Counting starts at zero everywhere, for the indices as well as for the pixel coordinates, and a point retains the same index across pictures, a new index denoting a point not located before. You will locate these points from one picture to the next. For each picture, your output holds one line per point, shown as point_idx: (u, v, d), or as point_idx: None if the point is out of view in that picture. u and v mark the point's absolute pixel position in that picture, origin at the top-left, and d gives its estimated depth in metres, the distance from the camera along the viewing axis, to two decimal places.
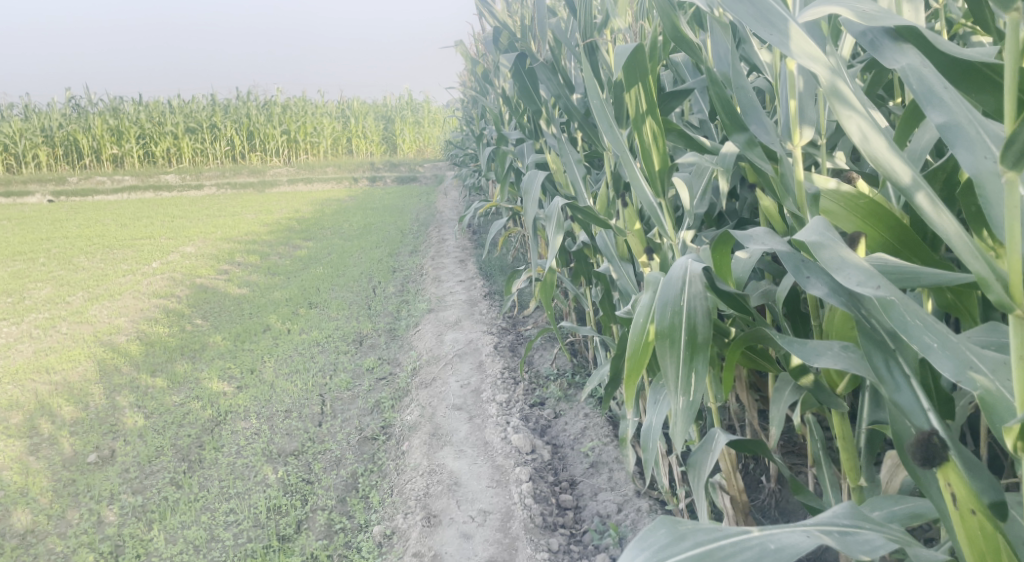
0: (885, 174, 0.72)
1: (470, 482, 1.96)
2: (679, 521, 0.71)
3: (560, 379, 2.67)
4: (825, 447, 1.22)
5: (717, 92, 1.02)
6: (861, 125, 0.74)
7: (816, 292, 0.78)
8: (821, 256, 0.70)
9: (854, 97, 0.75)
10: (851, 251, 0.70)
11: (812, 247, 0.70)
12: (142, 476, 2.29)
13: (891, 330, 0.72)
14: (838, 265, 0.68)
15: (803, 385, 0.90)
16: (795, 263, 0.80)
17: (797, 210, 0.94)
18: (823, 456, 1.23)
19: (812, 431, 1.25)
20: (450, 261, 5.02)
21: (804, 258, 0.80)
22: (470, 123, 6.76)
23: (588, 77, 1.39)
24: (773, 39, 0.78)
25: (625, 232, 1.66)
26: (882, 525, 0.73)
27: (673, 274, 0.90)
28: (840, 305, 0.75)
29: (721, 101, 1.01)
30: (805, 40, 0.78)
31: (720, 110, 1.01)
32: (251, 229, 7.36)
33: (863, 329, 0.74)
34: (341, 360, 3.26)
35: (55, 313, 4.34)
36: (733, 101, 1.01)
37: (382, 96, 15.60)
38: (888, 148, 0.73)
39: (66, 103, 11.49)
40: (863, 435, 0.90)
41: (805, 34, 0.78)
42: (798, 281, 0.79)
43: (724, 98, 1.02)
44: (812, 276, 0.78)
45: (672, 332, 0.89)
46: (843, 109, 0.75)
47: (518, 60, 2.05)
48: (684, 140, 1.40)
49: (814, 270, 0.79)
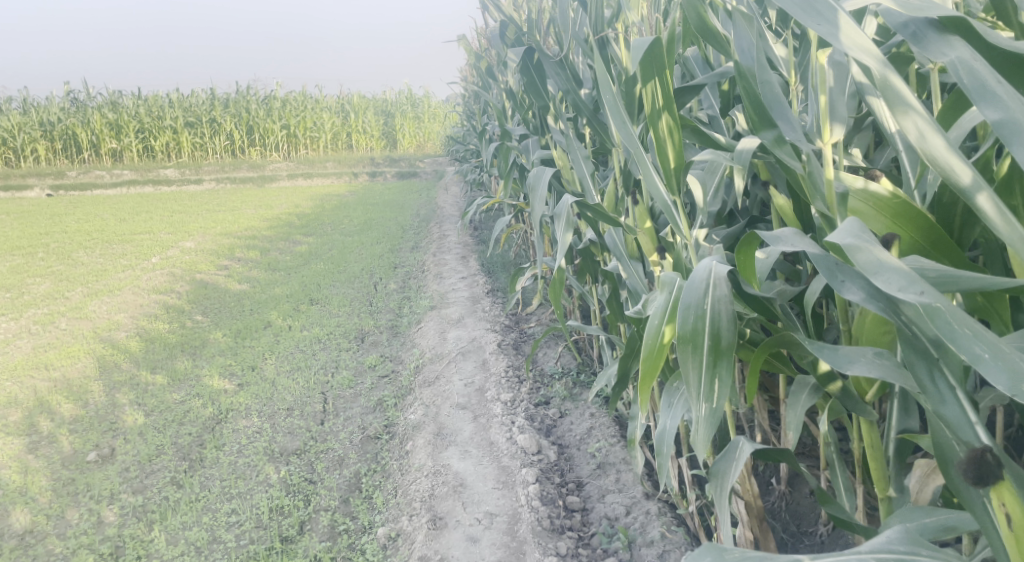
0: (945, 174, 0.69)
1: (476, 484, 1.93)
2: (725, 550, 0.74)
3: (565, 378, 2.64)
4: (838, 449, 1.23)
5: (744, 86, 1.00)
6: (917, 122, 0.72)
7: (853, 297, 0.75)
8: (858, 260, 0.66)
9: (909, 95, 0.73)
10: (890, 254, 0.67)
11: (849, 250, 0.67)
12: (143, 475, 2.26)
13: (935, 337, 0.70)
14: (878, 269, 0.65)
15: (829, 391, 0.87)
16: (829, 266, 0.77)
17: (826, 209, 0.91)
18: (836, 458, 1.23)
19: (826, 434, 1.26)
20: (452, 257, 4.99)
21: (839, 262, 0.78)
22: (471, 119, 6.72)
23: (600, 72, 1.35)
24: (822, 28, 0.76)
25: (636, 229, 1.64)
26: (939, 550, 0.71)
27: (697, 278, 0.86)
28: (882, 311, 0.72)
29: (749, 95, 0.99)
30: (854, 31, 0.77)
31: (748, 105, 0.99)
32: (251, 224, 7.32)
33: (905, 336, 0.72)
34: (343, 357, 3.23)
35: (54, 308, 4.31)
36: (761, 95, 0.98)
37: (382, 90, 15.54)
38: (947, 146, 0.70)
39: (65, 97, 11.44)
40: (892, 443, 0.86)
41: (853, 25, 0.77)
42: (833, 285, 0.76)
43: (752, 92, 0.99)
44: (847, 280, 0.76)
45: (694, 337, 0.85)
46: (899, 106, 0.73)
47: (525, 53, 2.02)
48: (699, 137, 1.37)
49: (849, 274, 0.76)
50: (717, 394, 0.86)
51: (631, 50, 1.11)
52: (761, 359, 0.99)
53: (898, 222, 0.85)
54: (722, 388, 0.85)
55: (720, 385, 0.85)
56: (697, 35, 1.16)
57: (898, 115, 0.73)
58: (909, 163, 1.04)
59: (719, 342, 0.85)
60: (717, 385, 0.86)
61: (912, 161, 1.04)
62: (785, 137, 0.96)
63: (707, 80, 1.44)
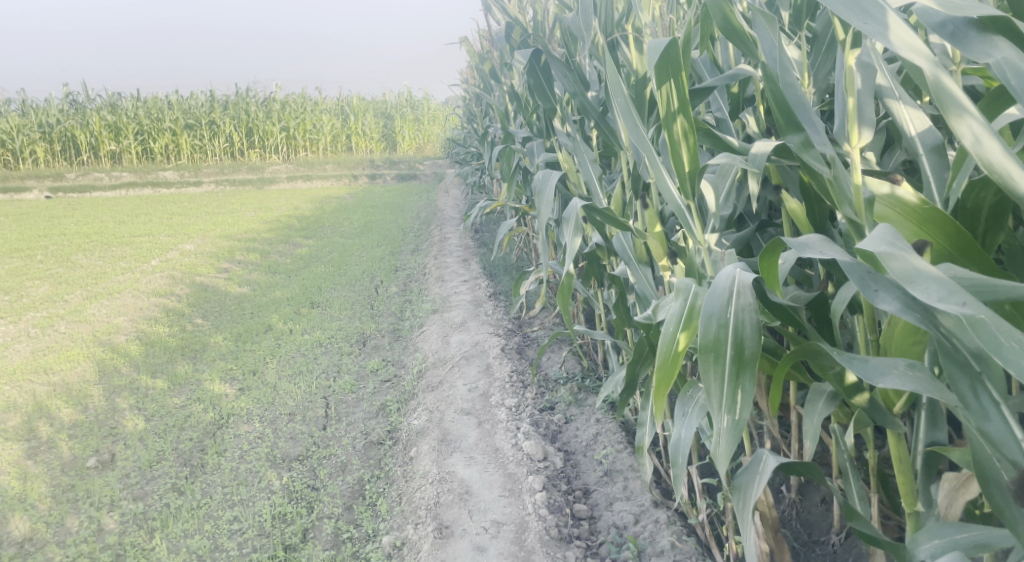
0: (1003, 180, 0.73)
1: (482, 491, 1.91)
2: None
3: (570, 383, 2.62)
4: (853, 456, 1.24)
5: (770, 88, 0.98)
6: (972, 127, 0.75)
7: (887, 307, 0.76)
8: (893, 268, 0.66)
9: (963, 99, 0.77)
10: (924, 262, 0.66)
11: (883, 258, 0.67)
12: (143, 482, 2.23)
13: (976, 351, 0.72)
14: (914, 278, 0.65)
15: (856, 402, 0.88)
16: (862, 275, 0.78)
17: (854, 214, 0.90)
18: (850, 466, 1.24)
19: (838, 441, 1.28)
20: (453, 260, 4.96)
21: (871, 271, 0.78)
22: (472, 121, 6.70)
23: (610, 75, 1.33)
24: (869, 28, 0.77)
25: (645, 234, 1.61)
26: None
27: (720, 285, 0.86)
28: (917, 322, 0.73)
29: (775, 98, 0.98)
30: (901, 32, 0.79)
31: (774, 108, 0.98)
32: (251, 227, 7.29)
33: (947, 351, 0.75)
34: (344, 361, 3.20)
35: (54, 312, 4.28)
36: (788, 98, 0.98)
37: (382, 92, 15.52)
38: (1003, 152, 0.74)
39: (64, 98, 11.41)
40: (919, 458, 0.87)
41: (901, 25, 0.79)
42: (866, 295, 0.77)
43: (778, 94, 0.98)
44: (881, 289, 0.76)
45: (717, 347, 0.85)
46: (953, 110, 0.76)
47: (533, 55, 2.01)
48: (711, 140, 1.35)
49: (883, 284, 0.76)
50: (740, 406, 0.84)
51: (647, 52, 1.11)
52: (786, 369, 0.99)
53: (923, 229, 0.83)
54: (745, 400, 0.83)
55: (744, 397, 0.84)
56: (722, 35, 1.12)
57: (953, 118, 0.76)
58: (931, 168, 1.02)
59: (743, 352, 0.84)
60: (740, 398, 0.84)
61: (933, 165, 1.01)
62: (812, 140, 0.96)
63: (717, 82, 1.44)
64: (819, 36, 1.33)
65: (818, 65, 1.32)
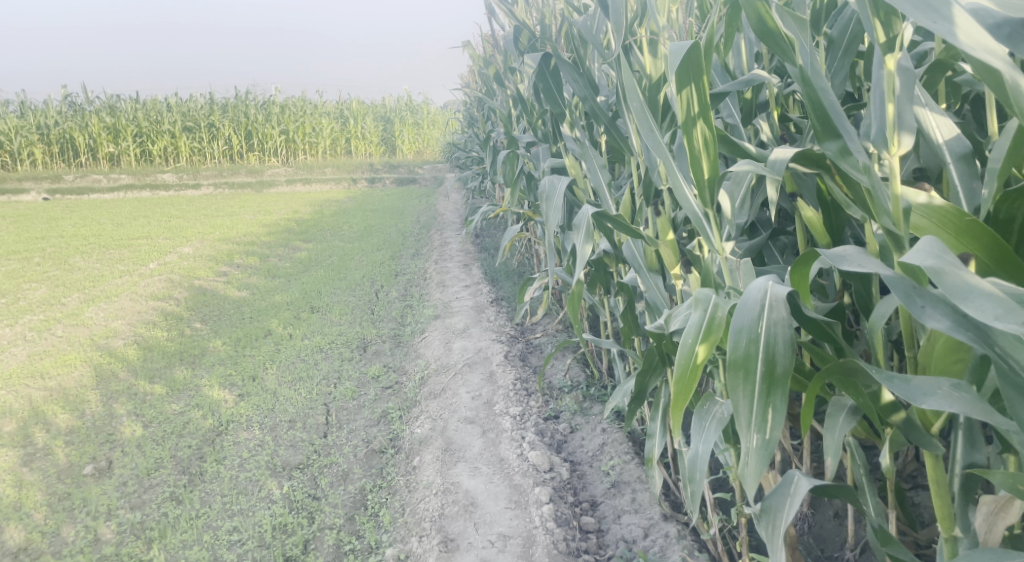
0: None
1: (487, 503, 1.87)
2: None
3: (574, 391, 2.58)
4: (867, 469, 1.20)
5: (807, 92, 0.98)
6: None
7: (936, 324, 0.76)
8: (945, 283, 0.67)
9: None
10: (976, 276, 0.68)
11: (932, 272, 0.68)
12: (141, 490, 2.19)
13: None
14: (965, 294, 0.67)
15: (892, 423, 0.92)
16: (907, 290, 0.78)
17: (892, 225, 0.87)
18: (866, 480, 1.20)
19: (853, 454, 1.25)
20: (454, 266, 4.93)
21: (915, 285, 0.78)
22: (473, 126, 6.68)
23: (626, 79, 1.30)
24: (940, 27, 0.73)
25: (657, 242, 1.58)
26: None
27: (752, 298, 0.87)
28: (966, 340, 0.74)
29: (813, 103, 0.97)
30: (973, 30, 0.73)
31: (812, 114, 0.98)
32: (250, 230, 7.26)
33: (1002, 370, 0.73)
34: (345, 367, 3.16)
35: (50, 315, 4.23)
36: (825, 104, 0.97)
37: (382, 96, 15.51)
38: None
39: (62, 100, 11.38)
40: (957, 480, 0.87)
41: (972, 24, 0.74)
42: (913, 313, 0.77)
43: (815, 99, 0.97)
44: (928, 305, 0.77)
45: (746, 363, 0.86)
46: None
47: (542, 59, 1.99)
48: (728, 146, 1.32)
49: (929, 299, 0.77)
50: (769, 425, 0.85)
51: (668, 56, 1.07)
52: (819, 387, 1.00)
53: (962, 240, 0.82)
54: (776, 419, 0.84)
55: (774, 415, 0.85)
56: (757, 38, 1.09)
57: None
58: (959, 178, 1.00)
59: (774, 369, 0.85)
60: (770, 416, 0.85)
61: (963, 175, 0.99)
62: (851, 147, 0.94)
63: (732, 87, 1.42)
64: (836, 41, 1.31)
65: (834, 69, 1.30)
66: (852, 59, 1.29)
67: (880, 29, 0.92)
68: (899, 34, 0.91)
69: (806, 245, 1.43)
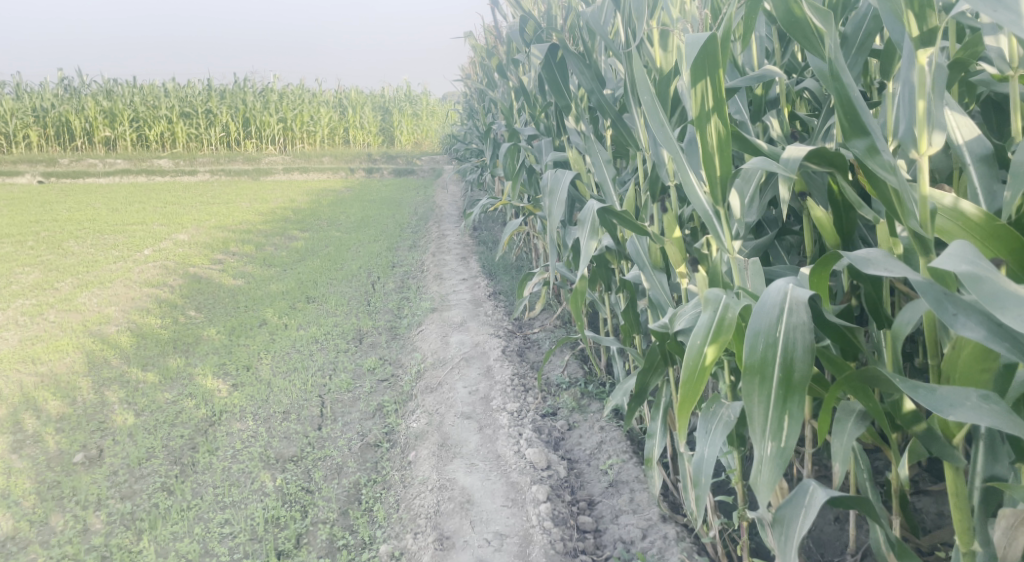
0: None
1: (484, 501, 1.85)
2: None
3: (573, 388, 2.56)
4: (872, 475, 1.20)
5: (835, 86, 0.94)
6: None
7: (969, 333, 0.76)
8: (978, 289, 0.68)
9: None
10: (1007, 281, 0.69)
11: (967, 277, 0.69)
12: (132, 480, 2.15)
13: None
14: (1001, 303, 0.67)
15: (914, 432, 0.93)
16: (937, 296, 0.78)
17: (919, 227, 0.87)
18: (869, 485, 1.21)
19: (858, 459, 1.24)
20: (451, 258, 4.90)
21: (946, 291, 0.79)
22: (473, 119, 6.65)
23: (637, 70, 1.26)
24: (1001, 15, 0.71)
25: (663, 239, 1.55)
26: None
27: (771, 300, 0.85)
28: (1002, 351, 0.74)
29: (841, 99, 0.94)
30: None
31: (839, 110, 0.94)
32: (246, 218, 7.21)
33: None
34: (341, 359, 3.13)
35: (43, 299, 4.19)
36: (853, 100, 0.93)
37: (381, 86, 15.44)
38: None
39: (58, 83, 11.28)
40: (977, 492, 0.91)
41: None
42: (945, 320, 0.77)
43: (844, 95, 0.94)
44: (960, 312, 0.77)
45: (763, 368, 0.84)
46: None
47: (549, 50, 1.96)
48: (739, 143, 1.28)
49: (961, 307, 0.77)
50: (785, 433, 0.83)
51: (685, 46, 1.07)
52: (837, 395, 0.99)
53: (991, 242, 0.81)
54: (791, 426, 0.82)
55: (791, 422, 0.83)
56: (783, 27, 1.07)
57: None
58: (979, 179, 0.97)
59: (791, 375, 0.83)
60: (786, 423, 0.83)
61: (982, 178, 0.96)
62: (879, 146, 0.92)
63: (742, 83, 1.38)
64: (848, 38, 1.27)
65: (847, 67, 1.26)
66: (865, 57, 1.25)
67: (914, 22, 0.89)
68: (936, 28, 0.87)
69: (814, 245, 1.40)
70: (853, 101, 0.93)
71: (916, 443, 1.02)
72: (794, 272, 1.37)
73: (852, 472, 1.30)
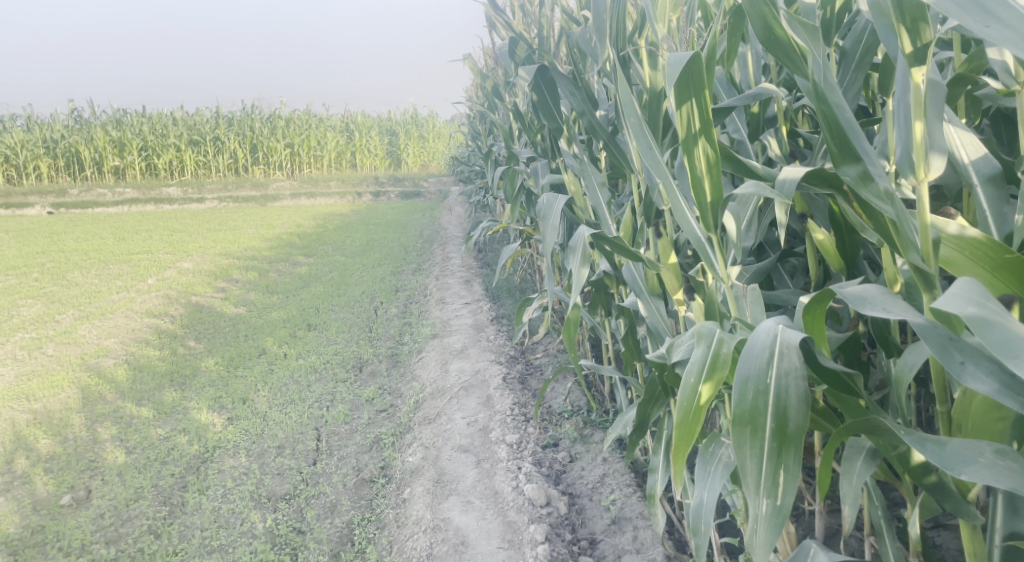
0: None
1: (479, 542, 1.76)
2: None
3: (575, 417, 2.47)
4: (886, 513, 1.11)
5: (822, 108, 0.89)
6: None
7: (978, 384, 0.73)
8: (990, 335, 0.63)
9: None
10: (1017, 326, 0.64)
11: (978, 323, 0.64)
12: (118, 523, 2.08)
13: None
14: (1014, 350, 0.62)
15: (924, 485, 0.88)
16: (943, 342, 0.75)
17: (920, 261, 0.80)
18: (884, 524, 1.12)
19: (871, 494, 1.15)
20: (455, 281, 4.84)
21: (952, 337, 0.75)
22: (476, 140, 6.61)
23: (623, 93, 1.22)
24: (992, 31, 0.64)
25: (659, 265, 1.47)
26: None
27: (760, 342, 0.82)
28: (1013, 405, 0.70)
29: (829, 120, 0.88)
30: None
31: (827, 132, 0.89)
32: (252, 245, 7.18)
33: None
34: (340, 390, 3.06)
35: (43, 333, 4.15)
36: (841, 122, 0.88)
37: (388, 110, 15.53)
38: None
39: (68, 114, 11.40)
40: (997, 551, 0.85)
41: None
42: (953, 370, 0.74)
43: (831, 116, 0.88)
44: (967, 360, 0.74)
45: (754, 418, 0.80)
46: None
47: (537, 72, 1.91)
48: (732, 164, 1.18)
49: (969, 354, 0.74)
50: (781, 490, 0.78)
51: (668, 68, 1.00)
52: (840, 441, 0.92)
53: (1000, 274, 0.76)
54: (788, 482, 0.78)
55: (786, 478, 0.78)
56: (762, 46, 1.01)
57: None
58: (988, 202, 0.89)
59: (785, 426, 0.79)
60: (781, 479, 0.79)
61: (991, 199, 0.89)
62: (871, 172, 0.86)
63: (737, 103, 1.31)
64: (848, 54, 1.20)
65: (846, 84, 1.19)
66: (866, 72, 1.18)
67: (907, 36, 0.83)
68: (929, 43, 0.81)
69: (818, 269, 1.32)
70: (843, 124, 0.88)
71: (930, 498, 0.95)
72: (797, 298, 1.30)
73: (866, 507, 1.21)
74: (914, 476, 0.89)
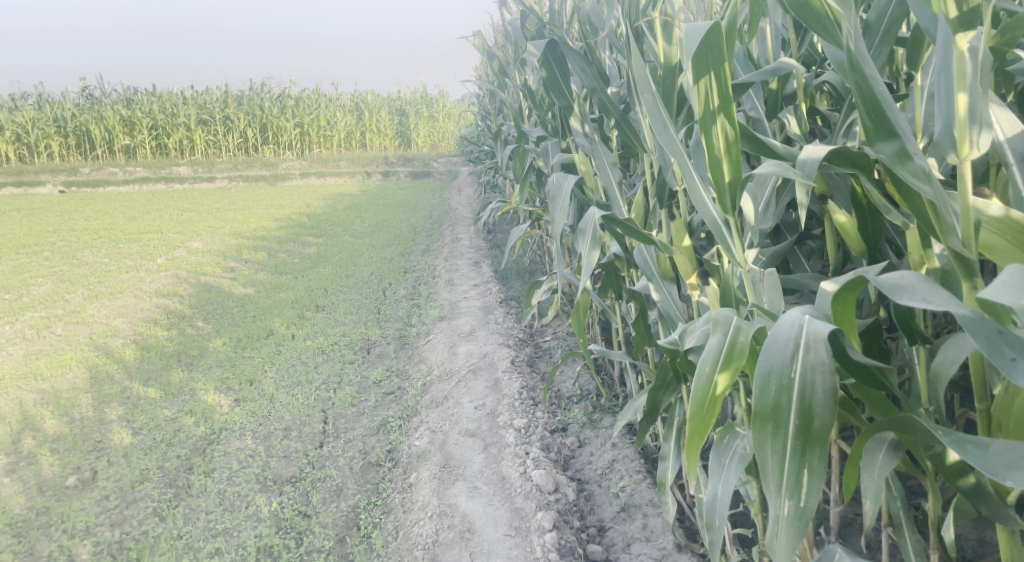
0: None
1: (486, 529, 1.74)
2: None
3: (584, 401, 2.44)
4: (905, 503, 1.07)
5: (856, 79, 0.83)
6: None
7: None
8: None
9: None
10: None
11: None
12: (123, 505, 2.07)
13: None
14: None
15: (960, 487, 0.84)
16: (989, 335, 0.71)
17: (961, 246, 0.75)
18: (903, 515, 1.07)
19: (890, 485, 1.11)
20: (464, 262, 4.78)
21: (998, 330, 0.71)
22: (487, 119, 6.52)
23: (637, 68, 1.15)
24: None
25: (671, 249, 1.42)
26: None
27: (785, 334, 0.77)
28: None
29: (864, 93, 0.83)
30: None
31: (861, 106, 0.84)
32: (261, 224, 7.15)
33: None
34: (347, 372, 3.03)
35: (52, 312, 4.14)
36: (877, 94, 0.82)
37: (398, 89, 15.41)
38: None
39: (79, 93, 11.37)
40: None
41: None
42: (1002, 366, 0.69)
43: (865, 88, 0.83)
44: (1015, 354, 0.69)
45: (775, 414, 0.76)
46: None
47: (547, 47, 1.86)
48: (751, 143, 1.12)
49: (1018, 349, 0.69)
50: (805, 491, 0.74)
51: (685, 38, 0.95)
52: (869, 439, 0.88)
53: None
54: (812, 483, 0.74)
55: (810, 478, 0.74)
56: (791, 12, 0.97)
57: None
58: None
59: (810, 423, 0.75)
60: (805, 479, 0.75)
61: None
62: (908, 149, 0.81)
63: (754, 78, 1.24)
64: (871, 26, 1.14)
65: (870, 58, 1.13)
66: (891, 46, 1.12)
67: None
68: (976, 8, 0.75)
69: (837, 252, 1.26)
70: (878, 97, 0.82)
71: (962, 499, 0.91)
72: (816, 283, 1.24)
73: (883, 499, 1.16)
74: (948, 477, 0.85)
